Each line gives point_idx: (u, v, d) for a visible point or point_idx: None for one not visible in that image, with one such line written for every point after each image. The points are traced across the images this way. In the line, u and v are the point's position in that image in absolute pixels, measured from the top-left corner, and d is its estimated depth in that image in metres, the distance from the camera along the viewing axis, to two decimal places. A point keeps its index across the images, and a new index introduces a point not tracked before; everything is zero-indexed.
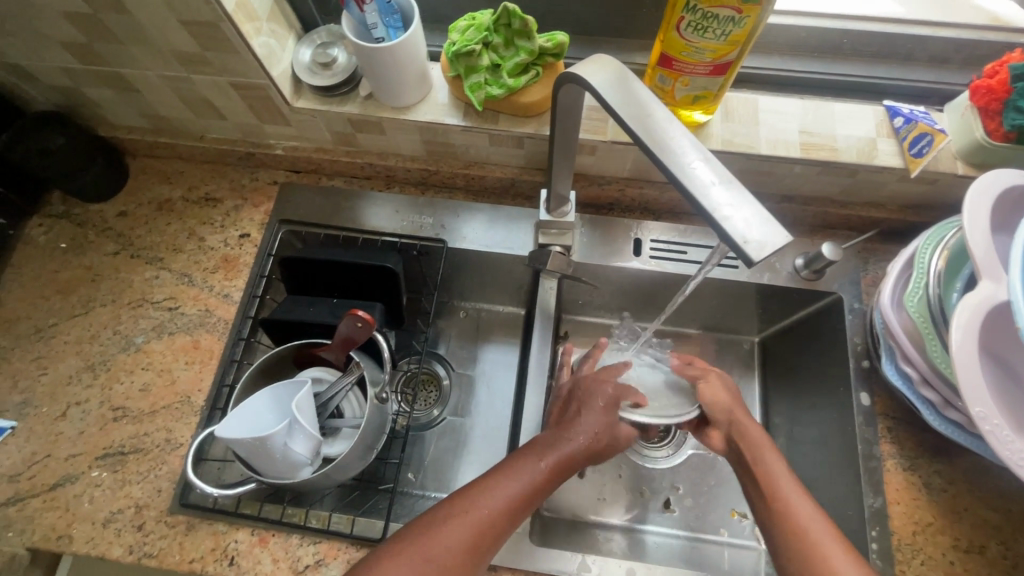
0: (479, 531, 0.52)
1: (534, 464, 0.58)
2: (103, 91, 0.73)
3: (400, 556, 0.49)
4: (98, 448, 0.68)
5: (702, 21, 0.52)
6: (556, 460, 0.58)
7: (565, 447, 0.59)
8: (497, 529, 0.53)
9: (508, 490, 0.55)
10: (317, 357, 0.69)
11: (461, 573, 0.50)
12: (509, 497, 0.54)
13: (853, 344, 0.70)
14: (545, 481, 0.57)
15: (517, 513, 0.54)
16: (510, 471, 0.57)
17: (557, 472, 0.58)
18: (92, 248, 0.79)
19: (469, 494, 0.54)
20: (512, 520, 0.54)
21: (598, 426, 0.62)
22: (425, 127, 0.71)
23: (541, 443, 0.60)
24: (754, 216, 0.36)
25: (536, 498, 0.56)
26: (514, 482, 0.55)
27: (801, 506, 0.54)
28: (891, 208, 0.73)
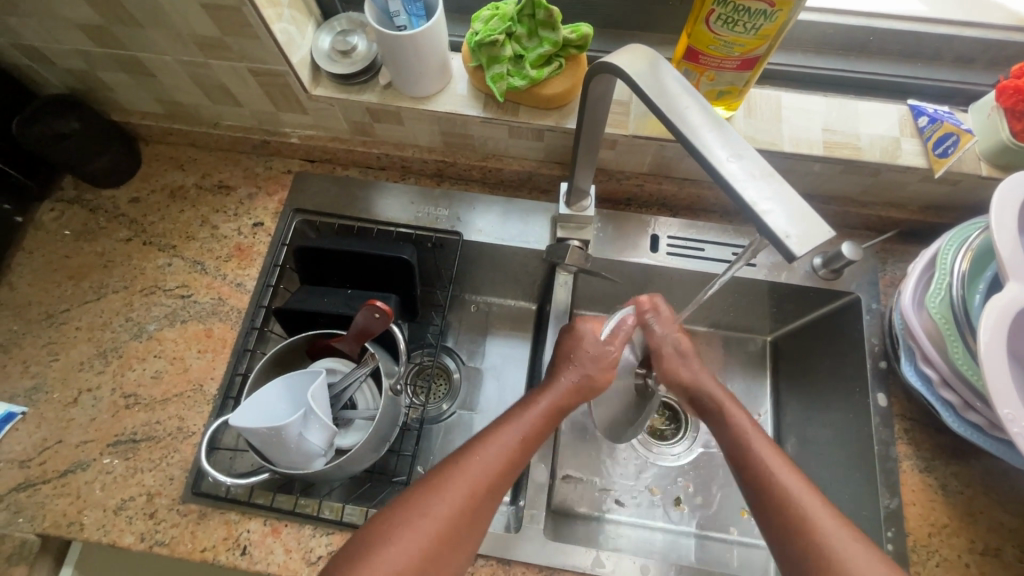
0: (478, 477, 0.51)
1: (524, 411, 0.58)
2: (118, 75, 0.72)
3: (399, 515, 0.48)
4: (110, 435, 0.68)
5: (732, 14, 0.52)
6: (546, 405, 0.59)
7: (554, 392, 0.60)
8: (494, 479, 0.52)
9: (501, 438, 0.55)
10: (331, 348, 0.69)
11: (461, 523, 0.49)
12: (505, 444, 0.55)
13: (870, 345, 0.70)
14: (536, 430, 0.57)
15: (511, 462, 0.54)
16: (500, 424, 0.57)
17: (549, 417, 0.59)
18: (104, 234, 0.79)
19: (464, 447, 0.54)
20: (510, 468, 0.54)
21: (588, 374, 0.62)
22: (444, 118, 0.70)
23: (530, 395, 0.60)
24: (794, 209, 0.35)
25: (531, 445, 0.56)
26: (508, 431, 0.56)
27: (781, 472, 0.53)
28: (912, 208, 0.72)
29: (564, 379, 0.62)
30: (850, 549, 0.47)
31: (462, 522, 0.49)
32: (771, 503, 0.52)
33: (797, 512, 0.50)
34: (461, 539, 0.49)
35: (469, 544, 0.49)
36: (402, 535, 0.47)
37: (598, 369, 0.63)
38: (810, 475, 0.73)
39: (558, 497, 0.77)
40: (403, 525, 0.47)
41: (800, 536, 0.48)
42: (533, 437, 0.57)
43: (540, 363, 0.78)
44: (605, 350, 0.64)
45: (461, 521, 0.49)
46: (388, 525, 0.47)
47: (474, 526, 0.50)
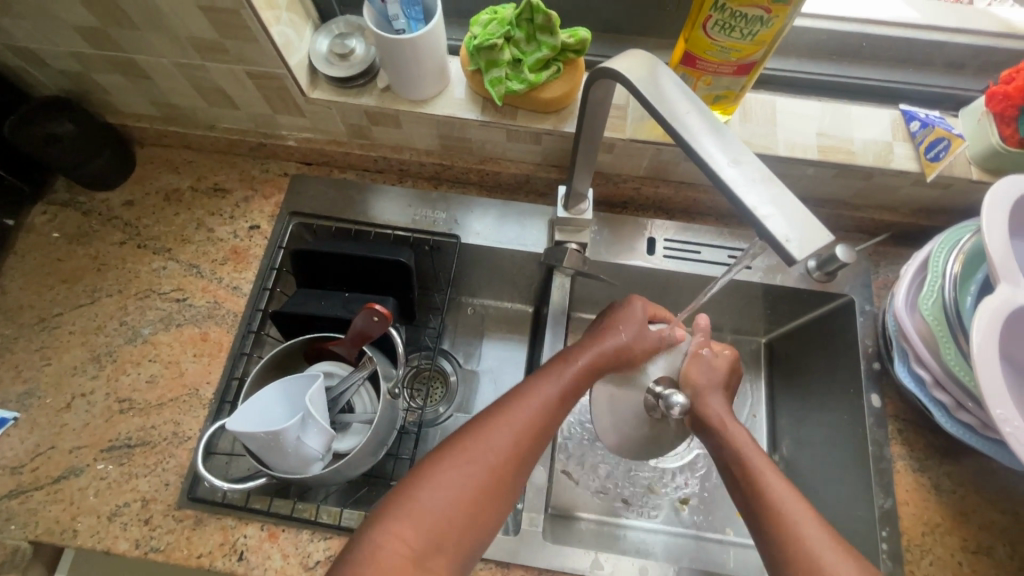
0: (521, 431, 0.53)
1: (564, 366, 0.60)
2: (114, 77, 0.72)
3: (444, 460, 0.50)
4: (103, 440, 0.67)
5: (730, 20, 0.52)
6: (586, 361, 0.61)
7: (595, 350, 0.62)
8: (537, 431, 0.54)
9: (542, 394, 0.56)
10: (328, 351, 0.69)
11: (507, 471, 0.51)
12: (547, 397, 0.56)
13: (864, 346, 0.71)
14: (576, 387, 0.59)
15: (551, 417, 0.56)
16: (541, 379, 0.58)
17: (588, 372, 0.61)
18: (97, 237, 0.78)
19: (505, 400, 0.56)
20: (552, 419, 0.56)
21: (627, 341, 0.64)
22: (442, 121, 0.70)
23: (570, 353, 0.61)
24: (794, 213, 0.35)
25: (571, 398, 0.59)
26: (548, 385, 0.57)
27: (781, 488, 0.54)
28: (904, 212, 0.73)
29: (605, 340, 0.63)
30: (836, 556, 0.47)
31: (505, 472, 0.51)
32: (763, 512, 0.53)
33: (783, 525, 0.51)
34: (504, 488, 0.51)
35: (511, 493, 0.52)
36: (448, 479, 0.49)
37: (637, 337, 0.64)
38: (806, 476, 0.74)
39: (555, 499, 0.77)
40: (449, 470, 0.50)
41: (790, 551, 0.49)
42: (572, 391, 0.59)
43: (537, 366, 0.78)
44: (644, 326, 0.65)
45: (504, 471, 0.51)
46: (434, 470, 0.50)
47: (516, 476, 0.52)
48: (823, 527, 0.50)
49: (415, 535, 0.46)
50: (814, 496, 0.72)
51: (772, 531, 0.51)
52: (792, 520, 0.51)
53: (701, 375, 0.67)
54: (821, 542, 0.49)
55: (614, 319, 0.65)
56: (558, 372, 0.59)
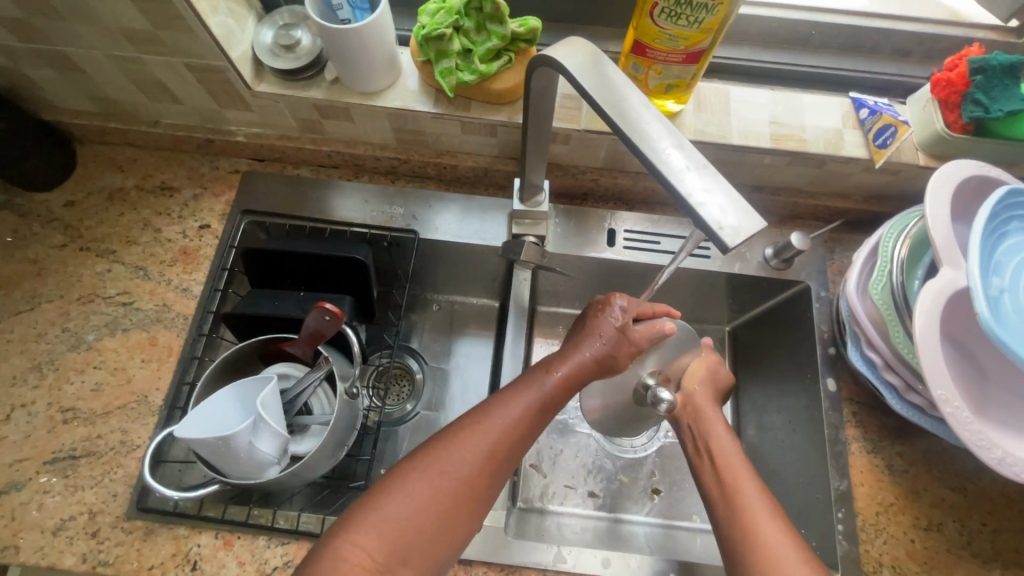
0: (495, 440, 0.52)
1: (545, 374, 0.57)
2: (46, 72, 0.68)
3: (414, 471, 0.49)
4: (46, 452, 0.64)
5: (675, 7, 0.52)
6: (568, 369, 0.58)
7: (578, 358, 0.59)
8: (512, 443, 0.52)
9: (521, 404, 0.54)
10: (284, 353, 0.67)
11: (479, 484, 0.50)
12: (526, 408, 0.55)
13: (820, 331, 0.72)
14: (557, 396, 0.57)
15: (529, 426, 0.54)
16: (521, 386, 0.56)
17: (569, 383, 0.58)
18: (36, 240, 0.74)
19: (479, 409, 0.54)
20: (527, 434, 0.54)
21: (609, 348, 0.61)
22: (395, 114, 0.69)
23: (555, 358, 0.59)
24: (727, 200, 0.35)
25: (549, 410, 0.57)
26: (529, 395, 0.55)
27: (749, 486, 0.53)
28: (856, 198, 0.75)
29: (587, 347, 0.60)
30: (785, 555, 0.47)
31: (477, 483, 0.50)
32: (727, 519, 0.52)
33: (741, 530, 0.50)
34: (476, 499, 0.50)
35: (483, 505, 0.50)
36: (416, 489, 0.48)
37: (618, 347, 0.62)
38: (767, 462, 0.75)
39: (524, 494, 0.76)
40: (418, 481, 0.48)
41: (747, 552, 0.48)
42: (552, 401, 0.57)
43: (500, 362, 0.77)
44: (627, 331, 0.62)
45: (476, 483, 0.50)
46: (403, 481, 0.48)
47: (487, 489, 0.50)
48: (780, 526, 0.49)
49: (379, 546, 0.45)
50: (774, 480, 0.73)
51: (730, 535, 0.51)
52: (754, 525, 0.50)
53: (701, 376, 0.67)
54: (776, 544, 0.48)
55: (593, 325, 0.62)
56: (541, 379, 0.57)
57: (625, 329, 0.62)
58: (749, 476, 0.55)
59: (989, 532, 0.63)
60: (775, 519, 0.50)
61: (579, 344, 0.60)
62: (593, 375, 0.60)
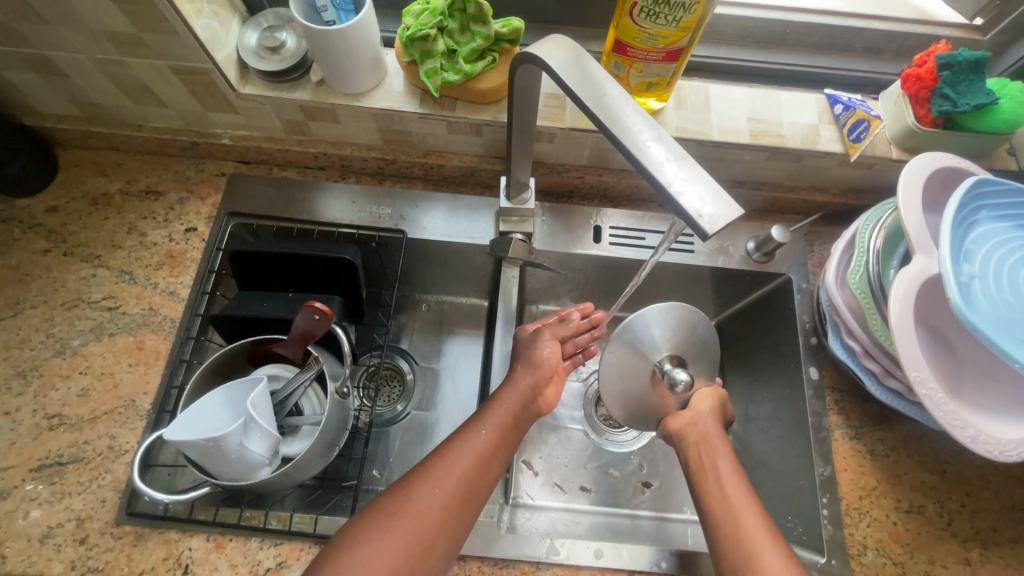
0: (451, 474, 0.52)
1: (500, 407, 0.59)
2: (27, 76, 0.68)
3: (377, 513, 0.50)
4: (32, 459, 0.63)
5: (654, 7, 0.53)
6: (517, 399, 0.60)
7: (520, 386, 0.61)
8: (476, 476, 0.53)
9: (480, 437, 0.56)
10: (273, 353, 0.67)
11: (448, 518, 0.50)
12: (486, 442, 0.56)
13: (802, 322, 0.74)
14: (510, 426, 0.58)
15: (485, 464, 0.54)
16: (474, 422, 0.58)
17: (520, 413, 0.59)
18: (19, 245, 0.74)
19: (445, 445, 0.55)
20: (490, 466, 0.55)
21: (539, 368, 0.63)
22: (381, 114, 0.69)
23: (499, 395, 0.60)
24: (707, 188, 0.36)
25: (508, 440, 0.57)
26: (485, 428, 0.57)
27: (749, 517, 0.53)
28: (834, 192, 0.77)
29: (522, 379, 0.62)
30: None
31: (437, 520, 0.50)
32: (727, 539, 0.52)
33: (741, 553, 0.51)
34: (438, 537, 0.49)
35: (454, 541, 0.51)
36: (386, 527, 0.48)
37: (542, 359, 0.64)
38: (754, 451, 0.76)
39: (516, 490, 0.77)
40: (375, 523, 0.49)
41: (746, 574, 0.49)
42: (510, 432, 0.58)
43: (489, 361, 0.78)
44: (544, 339, 0.65)
45: (444, 518, 0.50)
46: (363, 526, 0.49)
47: (451, 525, 0.50)
48: (784, 559, 0.50)
49: None
50: (761, 469, 0.74)
51: (732, 563, 0.51)
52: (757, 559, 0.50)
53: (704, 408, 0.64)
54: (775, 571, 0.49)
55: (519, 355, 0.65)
56: (486, 416, 0.58)
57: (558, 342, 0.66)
58: (749, 501, 0.55)
59: (968, 512, 0.65)
60: (776, 549, 0.50)
61: (516, 378, 0.62)
62: (534, 403, 0.61)
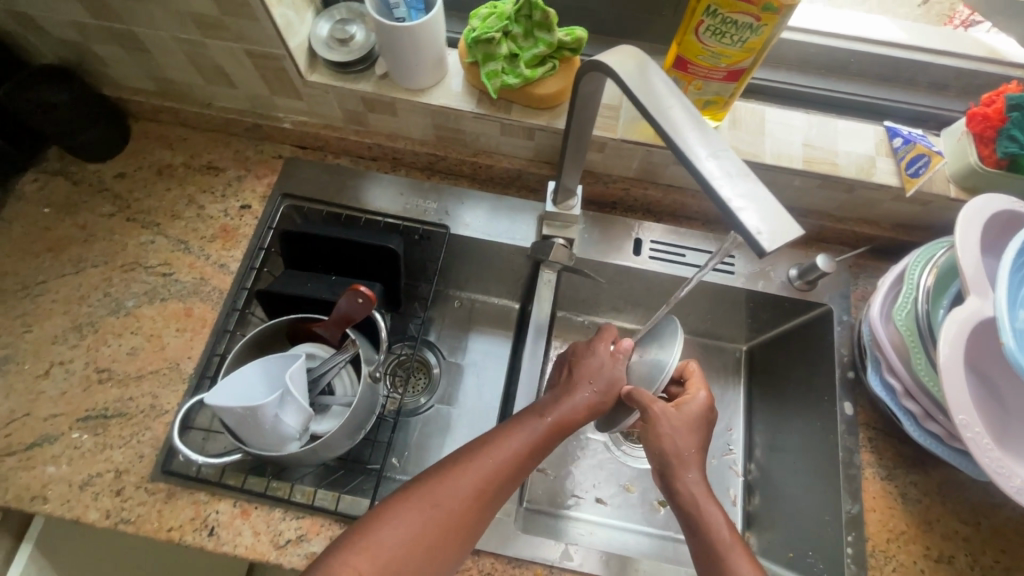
0: (481, 476, 0.53)
1: (539, 417, 0.58)
2: (113, 49, 0.72)
3: (402, 500, 0.51)
4: (80, 409, 0.67)
5: (721, 26, 0.54)
6: (560, 412, 0.59)
7: (570, 404, 0.60)
8: (503, 480, 0.54)
9: (514, 443, 0.55)
10: (311, 332, 0.70)
11: (467, 518, 0.51)
12: (518, 448, 0.55)
13: (840, 354, 0.72)
14: (547, 437, 0.57)
15: (516, 469, 0.55)
16: (511, 427, 0.57)
17: (560, 427, 0.59)
18: (86, 207, 0.78)
19: (478, 444, 0.55)
20: (519, 472, 0.55)
21: (596, 389, 0.62)
22: (437, 111, 0.71)
23: (543, 405, 0.60)
24: (766, 206, 0.36)
25: (541, 451, 0.57)
26: (519, 436, 0.56)
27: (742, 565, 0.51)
28: (884, 226, 0.75)
29: (577, 396, 0.60)
30: None
31: (463, 518, 0.51)
32: None
33: None
34: (454, 538, 0.50)
35: (468, 540, 0.52)
36: (408, 517, 0.49)
37: (603, 380, 0.62)
38: (777, 482, 0.75)
39: (531, 494, 0.77)
40: (398, 510, 0.50)
41: None
42: (544, 444, 0.57)
43: (518, 365, 0.78)
44: (601, 357, 0.64)
45: (465, 518, 0.51)
46: (384, 510, 0.50)
47: (474, 523, 0.52)
48: None
49: (369, 568, 0.46)
50: (784, 500, 0.73)
51: None
52: None
53: (671, 444, 0.58)
54: None
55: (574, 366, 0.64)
56: (524, 424, 0.57)
57: (615, 365, 0.63)
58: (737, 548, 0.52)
59: (1001, 569, 0.62)
60: None
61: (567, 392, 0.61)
62: (582, 420, 0.60)
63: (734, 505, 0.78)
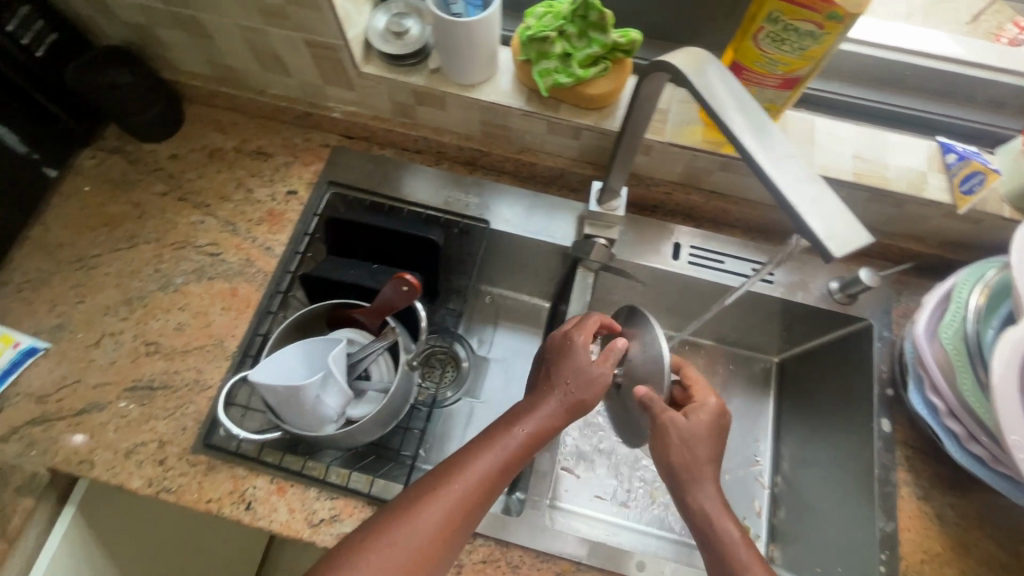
0: (445, 507, 0.50)
1: (507, 434, 0.54)
2: (176, 34, 0.74)
3: (365, 540, 0.48)
4: (128, 379, 0.69)
5: (781, 33, 0.54)
6: (531, 426, 0.55)
7: (541, 417, 0.56)
8: (471, 507, 0.51)
9: (479, 468, 0.52)
10: (350, 318, 0.71)
11: (435, 552, 0.49)
12: (483, 473, 0.52)
13: (879, 371, 0.71)
14: (518, 454, 0.54)
15: (485, 495, 0.52)
16: (477, 449, 0.53)
17: (531, 442, 0.55)
18: (140, 185, 0.81)
19: (443, 470, 0.52)
20: (488, 496, 0.52)
21: (573, 393, 0.57)
22: (487, 107, 0.72)
23: (511, 420, 0.56)
24: (834, 212, 0.36)
25: (512, 469, 0.54)
26: (485, 459, 0.53)
27: None
28: (931, 243, 0.74)
29: (548, 408, 0.56)
30: None
31: (431, 552, 0.48)
32: None
33: None
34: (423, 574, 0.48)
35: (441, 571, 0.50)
36: (371, 559, 0.47)
37: (581, 384, 0.57)
38: (807, 495, 0.74)
39: (556, 492, 0.78)
40: (361, 551, 0.47)
41: None
42: (515, 462, 0.54)
43: None
44: (579, 359, 0.58)
45: (432, 553, 0.49)
46: (347, 552, 0.48)
47: (447, 553, 0.49)
48: None
49: None
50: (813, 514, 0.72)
51: None
52: None
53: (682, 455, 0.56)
54: None
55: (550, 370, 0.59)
56: (490, 445, 0.54)
57: (597, 365, 0.58)
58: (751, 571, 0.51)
59: None
60: None
61: (540, 404, 0.57)
62: (559, 428, 0.56)
63: (758, 516, 0.78)
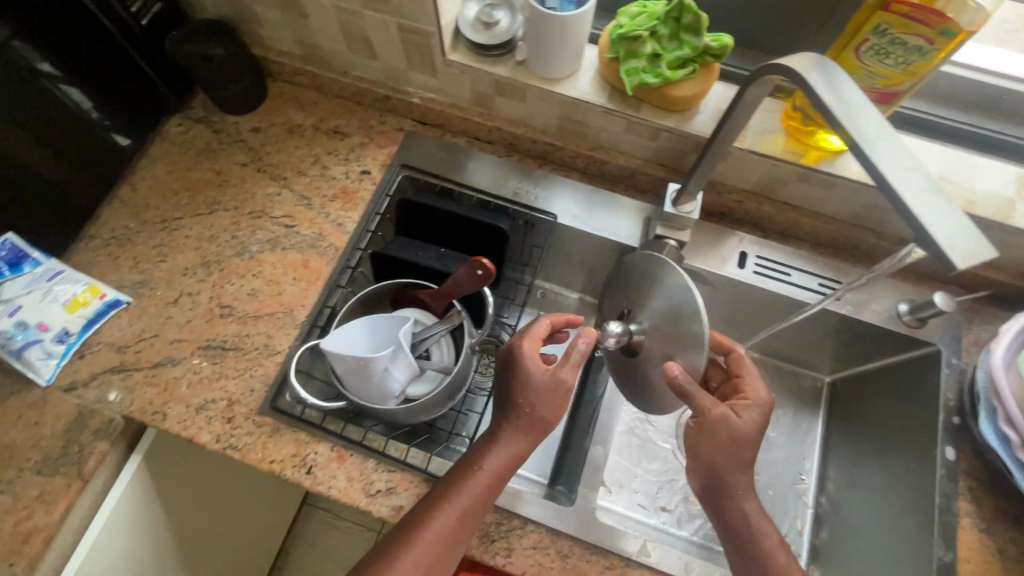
0: (421, 557, 0.52)
1: (472, 475, 0.56)
2: (273, 12, 0.77)
3: None
4: (202, 338, 0.72)
5: (887, 46, 0.53)
6: (494, 464, 0.56)
7: (501, 450, 0.56)
8: (445, 551, 0.53)
9: (446, 515, 0.53)
10: (415, 299, 0.73)
11: None
12: (450, 519, 0.54)
13: (945, 399, 0.68)
14: (485, 491, 0.55)
15: (457, 538, 0.54)
16: (444, 494, 0.55)
17: (495, 479, 0.56)
18: (222, 154, 0.84)
19: (416, 518, 0.54)
20: (461, 535, 0.54)
21: (533, 412, 0.57)
22: (568, 102, 0.73)
23: (473, 461, 0.56)
24: (958, 224, 0.36)
25: (481, 507, 0.55)
26: (451, 504, 0.54)
27: None
28: (1009, 272, 0.72)
29: (510, 442, 0.57)
30: None
31: None
32: None
33: None
34: None
35: None
36: None
37: (541, 404, 0.57)
38: (857, 517, 0.73)
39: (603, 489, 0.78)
40: None
41: None
42: (483, 500, 0.55)
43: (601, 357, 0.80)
44: (534, 378, 0.58)
45: None
46: None
47: None
48: None
49: None
50: (863, 537, 0.71)
51: None
52: None
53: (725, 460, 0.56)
54: None
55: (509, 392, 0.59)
56: (455, 489, 0.55)
57: (555, 380, 0.58)
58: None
59: None
60: None
61: (501, 439, 0.57)
62: (525, 450, 0.58)
63: (799, 535, 0.77)
